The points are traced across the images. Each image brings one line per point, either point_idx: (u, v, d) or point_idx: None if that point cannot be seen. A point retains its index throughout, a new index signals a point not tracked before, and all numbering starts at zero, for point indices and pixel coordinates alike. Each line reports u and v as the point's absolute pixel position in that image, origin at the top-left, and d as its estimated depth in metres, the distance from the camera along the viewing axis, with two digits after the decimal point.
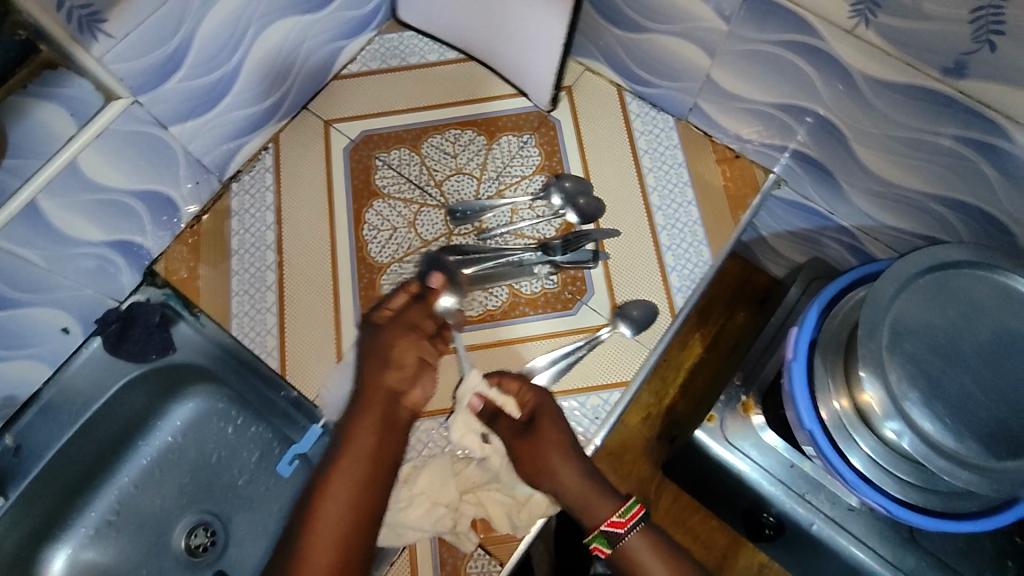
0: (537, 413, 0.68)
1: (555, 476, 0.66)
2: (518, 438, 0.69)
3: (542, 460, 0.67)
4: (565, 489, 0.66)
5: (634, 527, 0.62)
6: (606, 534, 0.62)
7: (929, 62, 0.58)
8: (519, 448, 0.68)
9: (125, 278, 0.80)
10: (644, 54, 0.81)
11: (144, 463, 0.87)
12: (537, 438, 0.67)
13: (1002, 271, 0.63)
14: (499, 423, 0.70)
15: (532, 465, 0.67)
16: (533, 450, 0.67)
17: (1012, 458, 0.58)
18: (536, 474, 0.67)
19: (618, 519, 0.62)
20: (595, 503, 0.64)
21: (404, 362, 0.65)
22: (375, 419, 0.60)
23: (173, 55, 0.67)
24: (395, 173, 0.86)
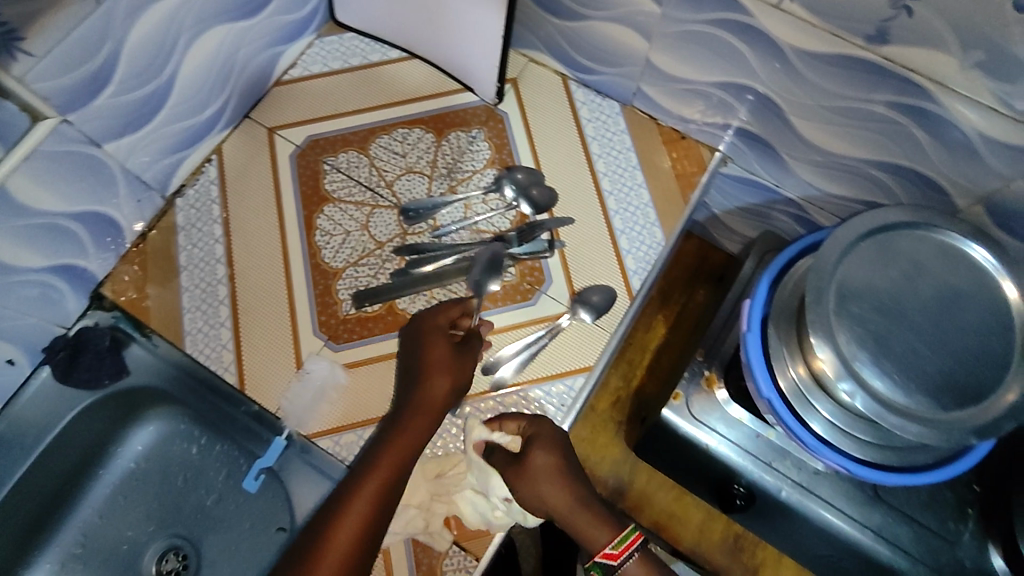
0: (534, 441, 0.66)
1: (545, 500, 0.64)
2: (512, 466, 0.65)
3: (535, 487, 0.64)
4: (562, 515, 0.63)
5: (630, 557, 0.61)
6: (602, 564, 0.61)
7: (852, 31, 0.60)
8: (512, 479, 0.65)
9: (71, 303, 0.77)
10: (585, 42, 0.81)
11: (106, 492, 0.84)
12: (533, 473, 0.64)
13: (939, 229, 0.66)
14: (496, 456, 0.68)
15: (527, 494, 0.64)
16: (530, 481, 0.64)
17: (958, 408, 0.61)
18: (533, 499, 0.64)
19: (610, 552, 0.61)
20: (592, 529, 0.62)
21: (445, 387, 0.64)
22: (416, 437, 0.62)
23: (100, 70, 0.66)
24: (344, 176, 0.85)
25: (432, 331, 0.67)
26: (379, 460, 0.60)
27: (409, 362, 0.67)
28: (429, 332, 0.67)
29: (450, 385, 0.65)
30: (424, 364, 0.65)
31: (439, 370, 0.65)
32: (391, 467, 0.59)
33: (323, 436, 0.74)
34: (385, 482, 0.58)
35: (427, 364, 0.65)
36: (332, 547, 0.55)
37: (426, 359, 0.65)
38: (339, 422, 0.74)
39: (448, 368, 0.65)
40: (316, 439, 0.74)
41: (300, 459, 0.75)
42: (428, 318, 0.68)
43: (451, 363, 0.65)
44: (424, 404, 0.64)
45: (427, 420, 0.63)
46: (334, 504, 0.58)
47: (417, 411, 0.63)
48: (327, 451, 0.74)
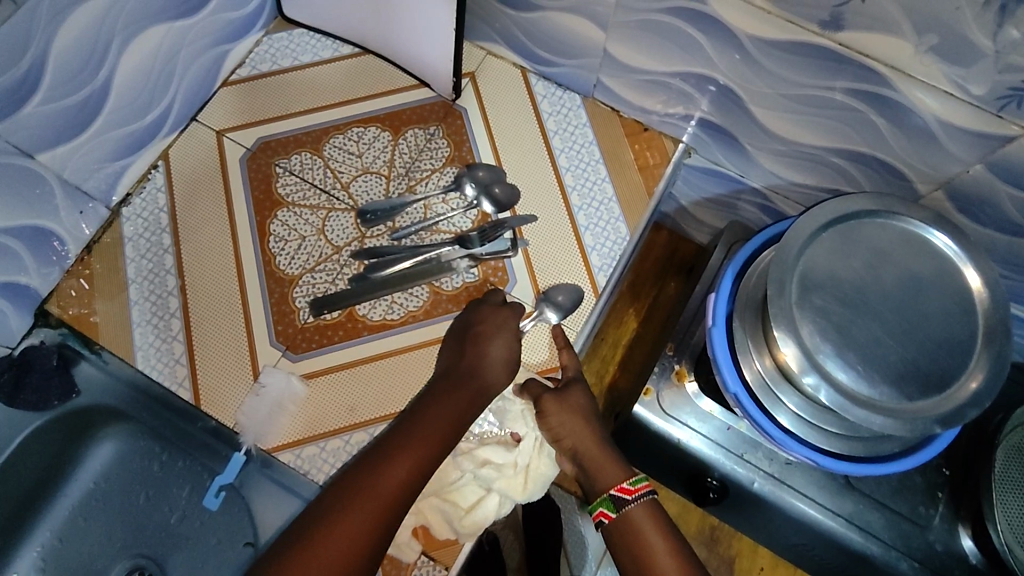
0: (575, 383, 0.72)
1: (573, 432, 0.69)
2: (550, 393, 0.70)
3: (566, 419, 0.70)
4: (584, 452, 0.68)
5: (640, 497, 0.64)
6: (613, 498, 0.64)
7: (807, 18, 0.58)
8: (549, 403, 0.70)
9: (12, 321, 0.74)
10: (541, 33, 0.79)
11: (65, 515, 0.81)
12: (568, 406, 0.70)
13: (900, 216, 0.65)
14: (530, 383, 0.72)
15: (555, 422, 0.70)
16: (565, 411, 0.70)
17: (922, 397, 0.61)
18: (557, 429, 0.70)
19: (627, 486, 0.65)
20: (608, 469, 0.67)
21: (499, 376, 0.68)
22: (466, 408, 0.65)
23: (25, 78, 0.63)
24: (298, 178, 0.82)
25: (498, 326, 0.70)
26: (425, 424, 0.62)
27: (465, 340, 0.70)
28: (492, 322, 0.71)
29: (502, 377, 0.68)
30: (483, 354, 0.68)
31: (498, 353, 0.69)
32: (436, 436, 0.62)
33: (284, 450, 0.72)
34: (431, 447, 0.61)
35: (485, 355, 0.68)
36: (373, 495, 0.57)
37: (485, 351, 0.69)
38: (301, 434, 0.72)
39: (505, 358, 0.69)
40: (277, 453, 0.72)
41: (260, 474, 0.73)
42: (480, 314, 0.71)
43: (509, 358, 0.69)
44: (478, 381, 0.67)
45: (476, 395, 0.66)
46: (375, 455, 0.60)
47: (472, 388, 0.66)
48: (290, 465, 0.72)
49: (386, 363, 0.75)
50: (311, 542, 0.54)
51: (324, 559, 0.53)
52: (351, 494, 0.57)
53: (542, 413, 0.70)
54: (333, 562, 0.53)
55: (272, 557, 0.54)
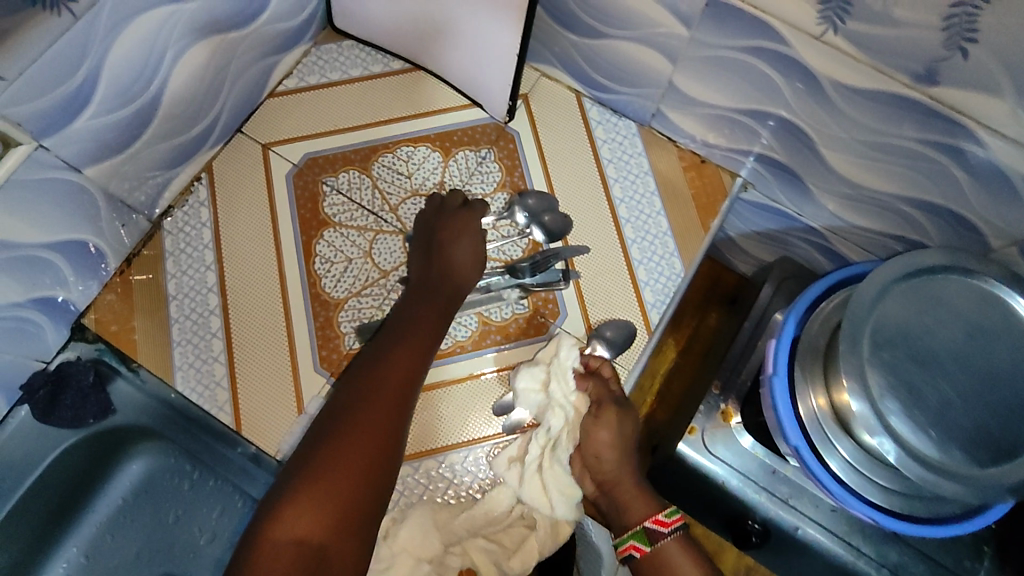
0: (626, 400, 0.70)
1: (614, 454, 0.67)
2: (613, 403, 0.68)
3: (615, 438, 0.67)
4: (620, 476, 0.67)
5: (673, 532, 0.63)
6: (647, 531, 0.63)
7: (899, 68, 0.56)
8: (607, 414, 0.68)
9: (51, 336, 0.71)
10: (603, 60, 0.76)
11: (92, 531, 0.79)
12: (619, 423, 0.68)
13: (978, 275, 0.63)
14: (590, 385, 0.69)
15: (604, 436, 0.67)
16: (616, 430, 0.67)
17: (994, 464, 0.59)
18: (606, 444, 0.67)
19: (662, 518, 0.63)
20: (640, 502, 0.65)
21: (465, 279, 0.71)
22: (447, 297, 0.70)
23: (79, 91, 0.59)
24: (345, 198, 0.80)
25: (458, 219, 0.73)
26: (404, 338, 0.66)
27: (430, 248, 0.72)
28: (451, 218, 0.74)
29: (475, 270, 0.71)
30: (445, 259, 0.71)
31: (462, 256, 0.71)
32: (413, 344, 0.65)
33: None
34: (419, 345, 0.66)
35: (450, 267, 0.71)
36: (374, 407, 0.60)
37: (449, 256, 0.71)
38: None
39: (470, 260, 0.71)
40: None
41: None
42: (443, 220, 0.74)
43: (475, 256, 0.71)
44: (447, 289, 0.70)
45: (452, 281, 0.70)
46: (365, 372, 0.63)
47: (448, 282, 0.70)
48: None
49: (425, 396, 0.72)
50: (332, 453, 0.56)
51: (342, 467, 0.55)
52: (350, 409, 0.59)
53: (595, 418, 0.68)
54: (354, 469, 0.55)
55: (283, 490, 0.55)
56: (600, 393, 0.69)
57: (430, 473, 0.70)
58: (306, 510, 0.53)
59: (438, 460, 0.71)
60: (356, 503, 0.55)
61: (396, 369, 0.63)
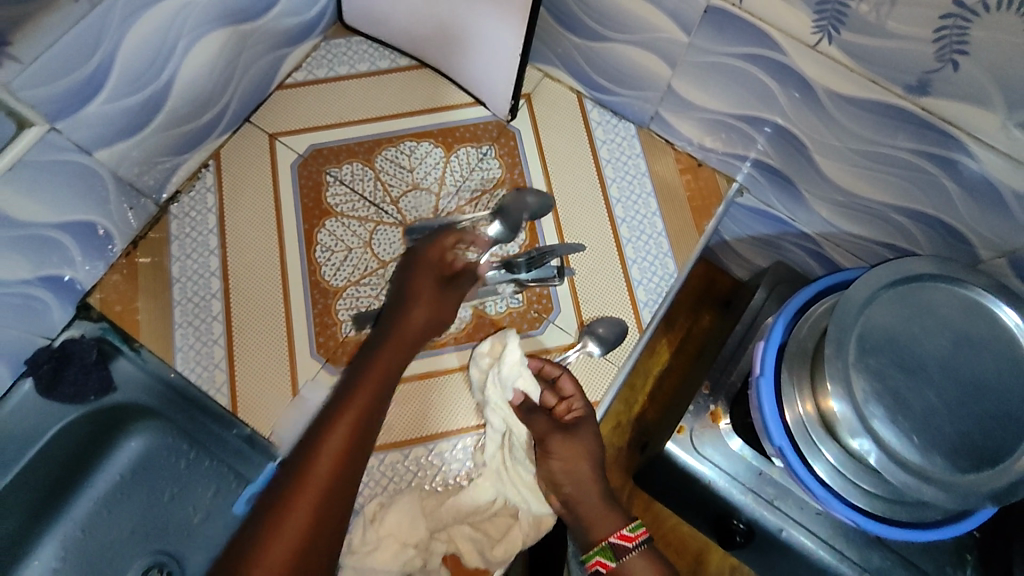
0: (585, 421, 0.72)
1: (574, 478, 0.71)
2: (558, 433, 0.72)
3: (570, 463, 0.72)
4: (580, 496, 0.71)
5: (639, 546, 0.68)
6: (612, 547, 0.67)
7: (893, 80, 0.57)
8: (556, 444, 0.72)
9: (56, 313, 0.73)
10: (605, 62, 0.78)
11: (90, 505, 0.81)
12: (571, 449, 0.72)
13: (965, 284, 0.65)
14: (536, 418, 0.72)
15: (557, 465, 0.72)
16: (570, 454, 0.72)
17: (974, 471, 0.60)
18: (562, 471, 0.72)
19: (628, 533, 0.68)
20: (603, 520, 0.70)
21: (428, 329, 0.70)
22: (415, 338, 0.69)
23: (93, 77, 0.61)
24: (348, 189, 0.82)
25: (431, 263, 0.72)
26: (352, 395, 0.63)
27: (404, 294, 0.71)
28: (427, 263, 0.72)
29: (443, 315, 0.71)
30: (416, 305, 0.70)
31: (426, 304, 0.70)
32: (365, 396, 0.63)
33: None
34: (381, 386, 0.65)
35: (410, 318, 0.70)
36: (335, 444, 0.59)
37: (421, 302, 0.70)
38: None
39: (436, 307, 0.71)
40: None
41: None
42: (419, 265, 0.73)
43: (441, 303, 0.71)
44: (406, 335, 0.69)
45: (423, 325, 0.70)
46: (326, 419, 0.61)
47: (414, 329, 0.69)
48: None
49: (405, 391, 0.73)
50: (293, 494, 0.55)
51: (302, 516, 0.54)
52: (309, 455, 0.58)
53: (545, 453, 0.72)
54: (315, 514, 0.54)
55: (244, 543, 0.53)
56: (548, 426, 0.72)
57: (420, 461, 0.71)
58: (267, 558, 0.52)
59: (428, 448, 0.72)
60: (317, 551, 0.53)
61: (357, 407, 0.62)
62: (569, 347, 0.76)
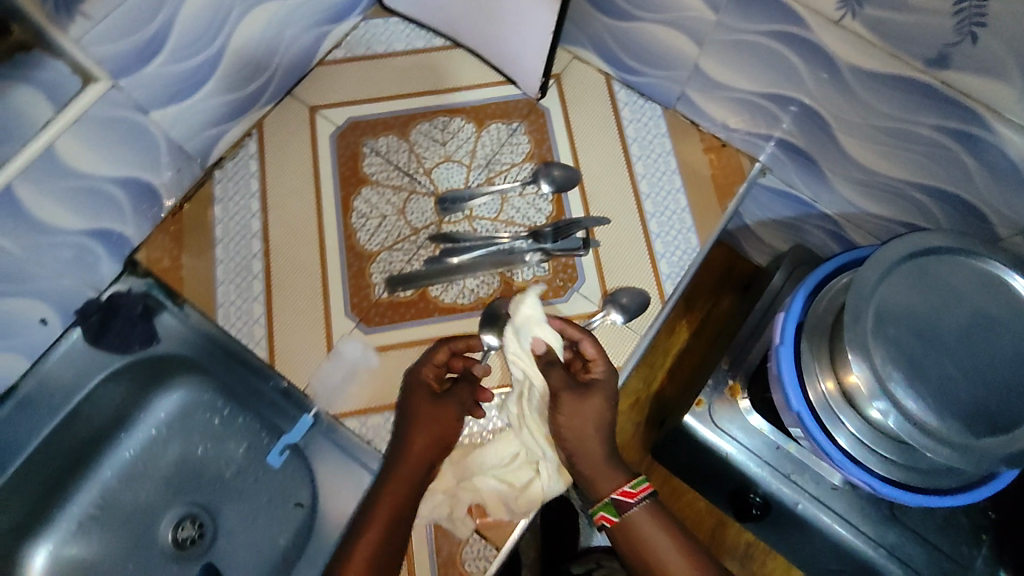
0: (603, 381, 0.68)
1: (580, 435, 0.66)
2: (570, 391, 0.67)
3: (578, 421, 0.66)
4: (585, 451, 0.66)
5: (642, 501, 0.65)
6: (615, 503, 0.64)
7: (914, 54, 0.60)
8: (567, 400, 0.67)
9: (106, 267, 0.78)
10: (634, 43, 0.81)
11: (127, 456, 0.85)
12: (582, 408, 0.67)
13: (980, 257, 0.67)
14: (552, 372, 0.69)
15: (564, 422, 0.67)
16: (580, 412, 0.66)
17: (990, 436, 0.61)
18: (566, 427, 0.67)
19: (630, 490, 0.65)
20: (606, 476, 0.66)
21: (433, 449, 0.68)
22: (441, 428, 0.69)
23: (153, 39, 0.64)
24: (383, 159, 0.85)
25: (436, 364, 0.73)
26: (391, 478, 0.66)
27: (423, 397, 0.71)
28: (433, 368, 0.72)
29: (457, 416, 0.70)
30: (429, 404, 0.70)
31: (426, 427, 0.68)
32: (377, 530, 0.62)
33: (350, 417, 0.75)
34: (416, 469, 0.66)
35: (411, 445, 0.67)
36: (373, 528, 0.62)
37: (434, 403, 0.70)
38: (366, 404, 0.75)
39: (437, 427, 0.68)
40: (343, 419, 0.75)
41: (324, 437, 0.76)
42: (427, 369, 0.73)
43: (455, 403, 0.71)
44: (412, 460, 0.66)
45: (444, 423, 0.69)
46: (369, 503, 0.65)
47: (438, 423, 0.69)
48: (354, 431, 0.75)
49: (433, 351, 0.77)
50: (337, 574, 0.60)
51: None
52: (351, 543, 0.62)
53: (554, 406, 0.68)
54: None
55: None
56: (562, 380, 0.68)
57: None
58: None
59: None
60: None
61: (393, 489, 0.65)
62: (594, 313, 0.79)
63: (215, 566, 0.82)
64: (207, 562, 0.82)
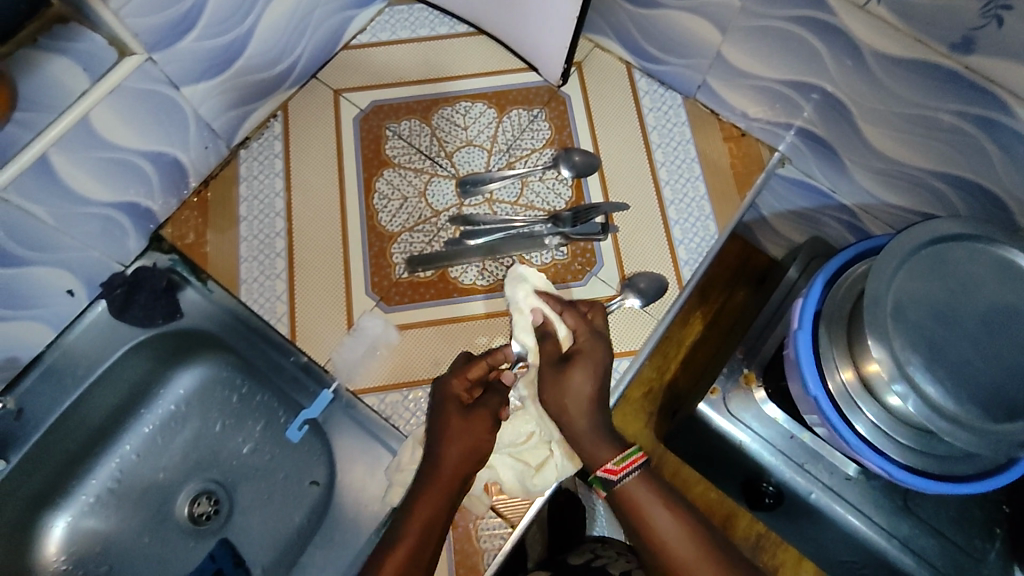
0: (586, 354, 0.68)
1: (562, 407, 0.66)
2: (552, 367, 0.69)
3: (558, 395, 0.67)
4: (569, 423, 0.66)
5: (629, 474, 0.61)
6: (602, 479, 0.62)
7: (938, 38, 0.60)
8: (547, 377, 0.69)
9: (132, 242, 0.80)
10: (657, 31, 0.82)
11: (146, 432, 0.85)
12: (563, 384, 0.67)
13: (1000, 245, 0.66)
14: (546, 344, 0.72)
15: (548, 396, 0.68)
16: (558, 387, 0.67)
17: (1008, 421, 0.62)
18: (553, 402, 0.67)
19: (611, 467, 0.61)
20: (595, 449, 0.64)
21: (467, 460, 0.64)
22: (475, 438, 0.65)
23: (187, 14, 0.65)
24: (405, 143, 0.86)
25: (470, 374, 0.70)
26: (424, 490, 0.62)
27: (453, 404, 0.68)
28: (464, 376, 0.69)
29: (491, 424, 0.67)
30: (459, 412, 0.67)
31: (458, 437, 0.65)
32: (409, 542, 0.59)
33: (369, 393, 0.77)
34: (450, 480, 0.63)
35: (445, 457, 0.64)
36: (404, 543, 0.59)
37: (466, 412, 0.67)
38: (386, 381, 0.77)
39: (471, 437, 0.65)
40: (362, 395, 0.77)
41: (343, 414, 0.77)
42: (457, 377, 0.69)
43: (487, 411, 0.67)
44: (447, 473, 0.63)
45: (478, 428, 0.66)
46: (400, 518, 0.61)
47: (469, 431, 0.65)
48: (372, 408, 0.77)
49: (451, 331, 0.78)
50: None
51: None
52: (380, 557, 0.59)
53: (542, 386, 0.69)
54: None
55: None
56: (549, 354, 0.70)
57: None
58: None
59: None
60: None
61: (426, 504, 0.61)
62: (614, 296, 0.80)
63: (229, 543, 0.82)
64: (222, 538, 0.82)
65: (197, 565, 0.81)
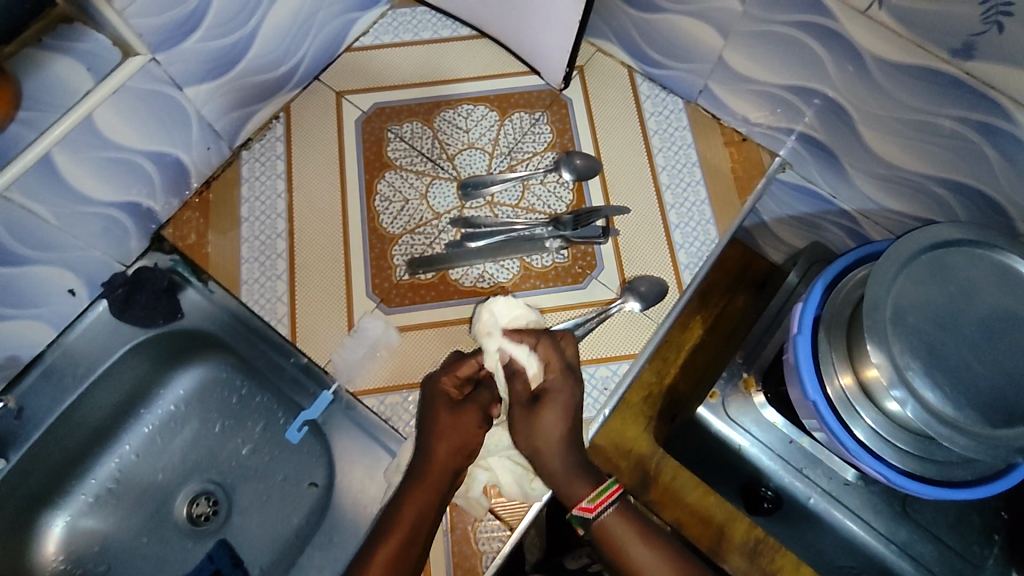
0: (557, 392, 0.67)
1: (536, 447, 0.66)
2: (522, 408, 0.67)
3: (532, 436, 0.66)
4: (543, 462, 0.65)
5: (607, 509, 0.62)
6: (580, 517, 0.63)
7: (940, 44, 0.60)
8: (517, 417, 0.67)
9: (134, 242, 0.80)
10: (659, 35, 0.82)
11: (145, 432, 0.85)
12: (536, 423, 0.66)
13: (1001, 250, 0.66)
14: (517, 383, 0.69)
15: (520, 437, 0.67)
16: (534, 429, 0.66)
17: (1007, 426, 0.62)
18: (526, 442, 0.67)
19: (587, 505, 0.62)
20: (572, 485, 0.64)
21: (456, 455, 0.66)
22: (463, 432, 0.67)
23: (191, 15, 0.65)
24: (407, 145, 0.87)
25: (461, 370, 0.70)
26: (413, 485, 0.64)
27: (443, 401, 0.69)
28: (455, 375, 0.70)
29: (480, 419, 0.68)
30: (447, 408, 0.68)
31: (447, 434, 0.66)
32: (399, 535, 0.62)
33: (369, 395, 0.77)
34: (439, 475, 0.65)
35: (433, 453, 0.66)
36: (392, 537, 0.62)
37: (454, 407, 0.68)
38: (385, 382, 0.77)
39: (458, 435, 0.66)
40: (362, 396, 0.77)
41: (343, 415, 0.77)
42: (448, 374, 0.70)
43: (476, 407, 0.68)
44: (435, 469, 0.65)
45: (467, 424, 0.67)
46: (389, 512, 0.64)
47: (457, 426, 0.67)
48: (372, 410, 0.77)
49: (450, 333, 0.78)
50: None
51: None
52: (370, 550, 0.62)
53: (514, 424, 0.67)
54: None
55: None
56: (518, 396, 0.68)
57: None
58: None
59: None
60: None
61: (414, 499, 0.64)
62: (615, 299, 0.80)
63: (228, 544, 0.82)
64: (220, 539, 0.82)
65: (195, 565, 0.81)
